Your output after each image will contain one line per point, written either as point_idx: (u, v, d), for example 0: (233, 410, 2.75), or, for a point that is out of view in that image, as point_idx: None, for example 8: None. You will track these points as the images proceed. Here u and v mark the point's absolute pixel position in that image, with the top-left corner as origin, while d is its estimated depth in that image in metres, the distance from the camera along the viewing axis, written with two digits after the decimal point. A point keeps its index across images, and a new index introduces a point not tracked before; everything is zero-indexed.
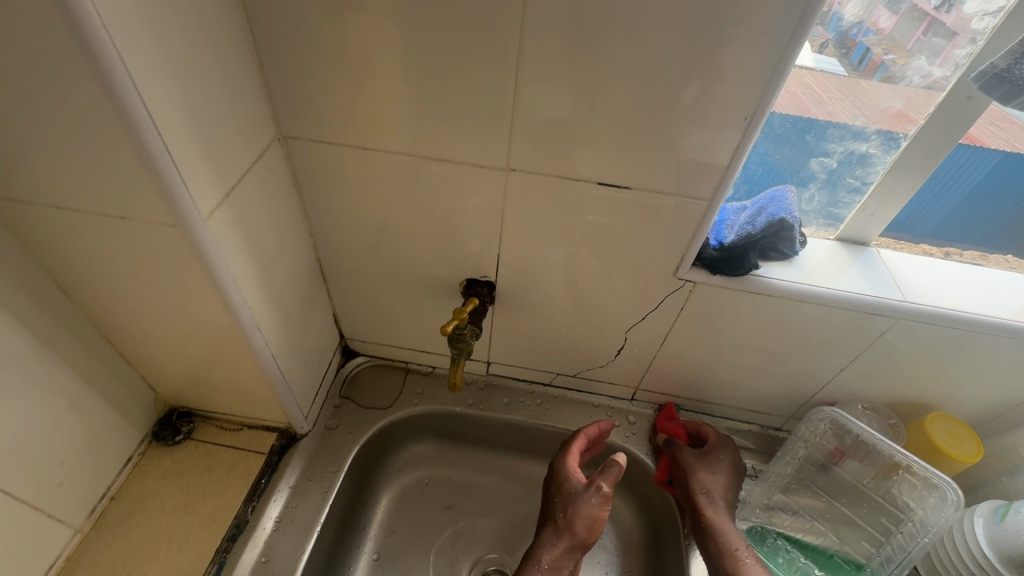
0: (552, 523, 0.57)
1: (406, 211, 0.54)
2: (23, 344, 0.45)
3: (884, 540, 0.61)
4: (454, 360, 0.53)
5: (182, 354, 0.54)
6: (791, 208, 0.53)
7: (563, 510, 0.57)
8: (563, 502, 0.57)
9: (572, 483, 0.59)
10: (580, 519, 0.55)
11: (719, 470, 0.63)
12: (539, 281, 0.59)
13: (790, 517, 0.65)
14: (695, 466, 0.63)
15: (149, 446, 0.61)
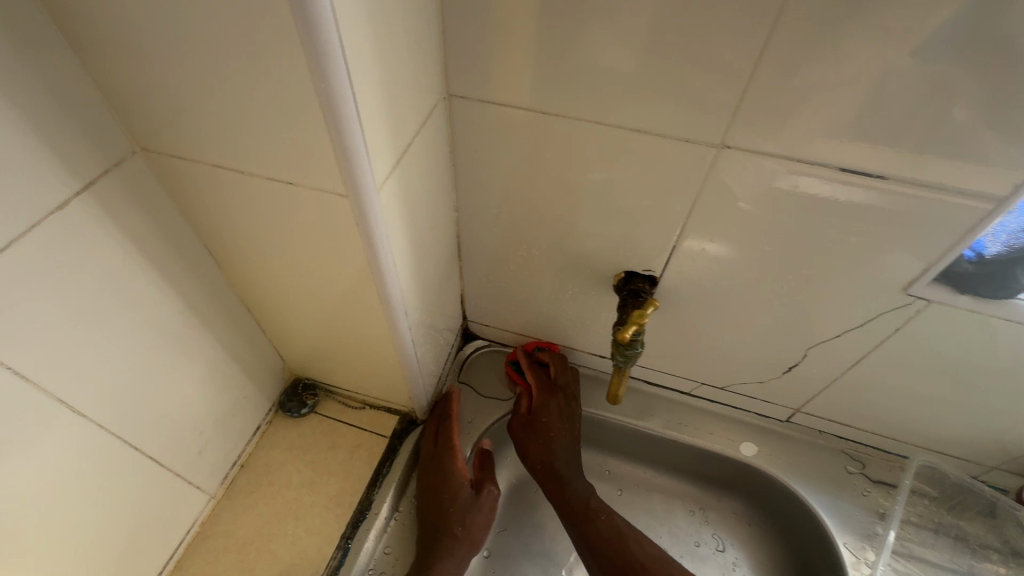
0: (449, 533, 0.52)
1: (571, 190, 0.47)
2: (173, 310, 0.42)
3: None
4: (617, 369, 0.46)
5: (321, 328, 0.51)
6: None
7: (463, 523, 0.53)
8: (458, 514, 0.53)
9: (457, 487, 0.54)
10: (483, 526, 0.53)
11: (553, 431, 0.59)
12: (713, 281, 0.50)
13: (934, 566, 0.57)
14: (551, 421, 0.60)
15: (276, 415, 0.60)
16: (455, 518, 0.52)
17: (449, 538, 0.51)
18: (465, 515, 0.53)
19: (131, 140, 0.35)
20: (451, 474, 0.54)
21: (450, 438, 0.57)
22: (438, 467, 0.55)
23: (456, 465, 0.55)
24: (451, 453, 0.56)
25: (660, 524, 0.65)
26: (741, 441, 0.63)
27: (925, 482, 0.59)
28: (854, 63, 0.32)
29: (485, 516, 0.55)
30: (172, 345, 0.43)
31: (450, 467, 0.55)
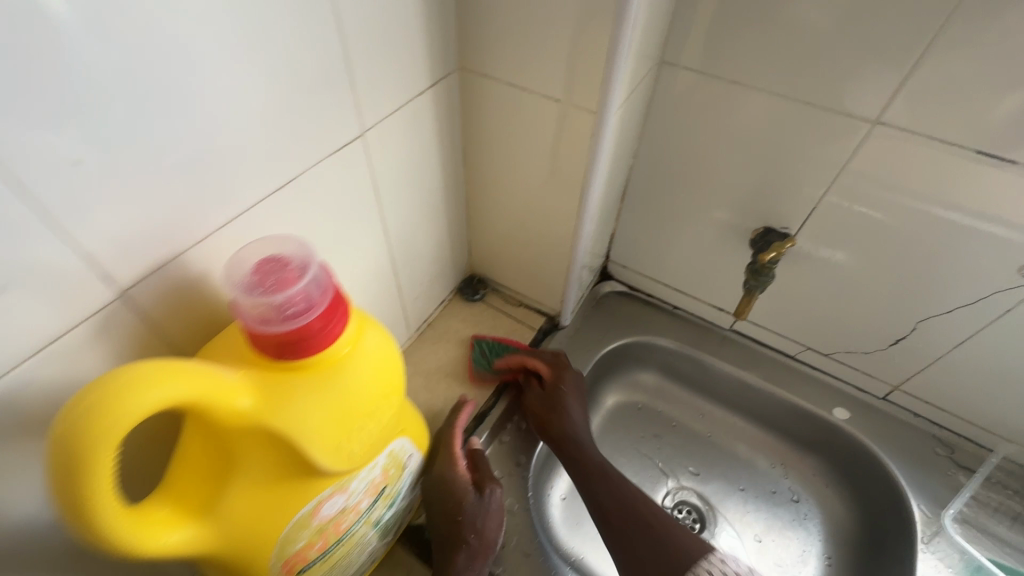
0: (464, 545, 0.52)
1: (736, 150, 0.59)
2: (436, 187, 0.61)
3: None
4: (749, 289, 0.61)
5: (518, 227, 0.68)
6: None
7: (475, 530, 0.52)
8: (469, 523, 0.52)
9: (460, 494, 0.53)
10: (492, 533, 0.53)
11: (573, 401, 0.64)
12: (842, 245, 0.59)
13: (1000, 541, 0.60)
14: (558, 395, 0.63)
15: (455, 296, 0.78)
16: (466, 527, 0.52)
17: (464, 537, 0.52)
18: (475, 520, 0.53)
19: (458, 59, 0.53)
20: (448, 483, 0.53)
21: (449, 458, 0.55)
22: (433, 475, 0.55)
23: (452, 477, 0.54)
24: (445, 464, 0.55)
25: (740, 466, 0.76)
26: (834, 405, 0.71)
27: (1007, 473, 0.63)
28: (1006, 63, 0.42)
29: (494, 517, 0.54)
30: (428, 215, 0.62)
31: (451, 478, 0.54)
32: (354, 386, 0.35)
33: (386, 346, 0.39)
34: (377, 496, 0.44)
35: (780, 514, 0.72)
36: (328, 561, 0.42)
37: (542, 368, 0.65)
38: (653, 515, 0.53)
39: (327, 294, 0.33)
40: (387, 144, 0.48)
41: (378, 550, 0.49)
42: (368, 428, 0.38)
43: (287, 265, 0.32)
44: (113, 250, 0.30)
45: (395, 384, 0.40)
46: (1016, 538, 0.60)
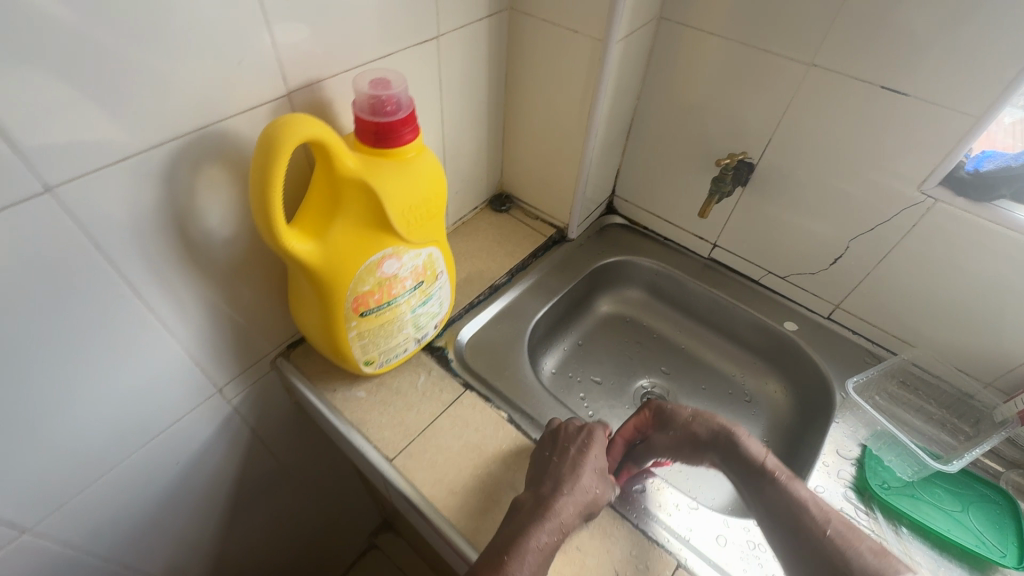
0: (558, 475, 0.58)
1: (713, 91, 0.76)
2: (483, 102, 0.81)
3: (943, 442, 0.72)
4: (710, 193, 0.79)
5: (541, 146, 0.87)
6: None
7: (573, 461, 0.59)
8: (575, 460, 0.59)
9: (580, 483, 0.57)
10: (589, 480, 0.58)
11: (681, 411, 0.69)
12: (792, 172, 0.76)
13: (887, 408, 0.75)
14: (670, 417, 0.69)
15: (487, 207, 0.97)
16: (565, 458, 0.59)
17: (566, 516, 0.54)
18: (575, 457, 0.59)
19: (509, 1, 0.73)
20: (572, 470, 0.58)
21: (577, 452, 0.60)
22: (558, 460, 0.59)
23: (580, 466, 0.59)
24: (575, 453, 0.60)
25: (705, 371, 0.92)
26: (786, 320, 0.86)
27: (906, 372, 0.77)
28: (893, 15, 0.58)
29: (595, 464, 0.60)
30: (475, 124, 0.81)
31: (575, 467, 0.58)
32: (417, 176, 0.54)
33: (439, 164, 0.58)
34: (418, 284, 0.63)
35: (733, 408, 0.87)
36: (379, 319, 0.61)
37: (637, 420, 0.70)
38: (813, 515, 0.56)
39: (409, 108, 0.52)
40: (453, 50, 0.68)
41: (410, 342, 0.68)
42: (420, 214, 0.57)
43: (387, 85, 0.51)
44: (290, 60, 0.51)
45: (440, 194, 0.58)
46: (901, 413, 0.75)
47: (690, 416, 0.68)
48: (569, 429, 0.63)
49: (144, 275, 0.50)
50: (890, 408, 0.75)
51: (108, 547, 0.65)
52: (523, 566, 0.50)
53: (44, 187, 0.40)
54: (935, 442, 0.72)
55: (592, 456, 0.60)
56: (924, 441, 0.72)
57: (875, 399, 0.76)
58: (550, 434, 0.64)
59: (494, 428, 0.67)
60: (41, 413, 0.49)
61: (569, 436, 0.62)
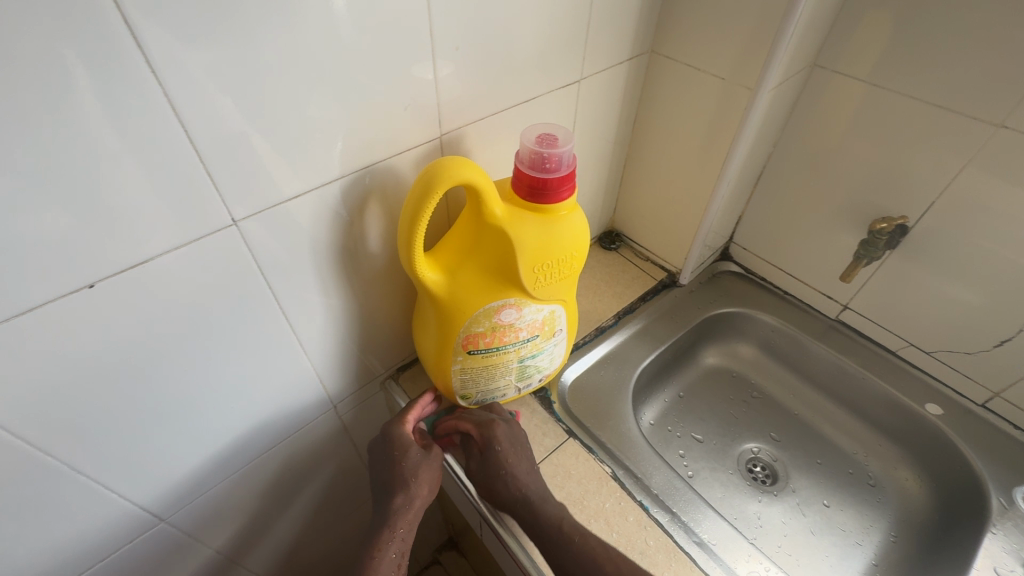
0: (401, 492, 0.58)
1: (866, 145, 0.70)
2: (607, 143, 0.79)
3: None
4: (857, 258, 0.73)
5: (661, 188, 0.84)
6: None
7: (413, 477, 0.58)
8: (399, 471, 0.59)
9: (412, 483, 0.58)
10: (424, 481, 0.59)
11: (506, 460, 0.59)
12: (957, 241, 0.67)
13: None
14: (492, 472, 0.58)
15: (594, 243, 0.95)
16: (405, 474, 0.58)
17: (402, 516, 0.57)
18: (416, 469, 0.59)
19: (650, 43, 0.72)
20: (408, 477, 0.58)
21: (404, 460, 0.59)
22: (391, 464, 0.59)
23: (411, 478, 0.58)
24: (409, 462, 0.59)
25: (821, 444, 0.84)
26: (928, 401, 0.76)
27: None
28: None
29: (431, 469, 0.60)
30: (595, 162, 0.80)
31: (411, 478, 0.58)
32: (559, 235, 0.52)
33: (586, 226, 0.55)
34: (534, 335, 0.61)
35: (853, 491, 0.79)
36: (485, 360, 0.60)
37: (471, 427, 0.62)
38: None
39: (570, 167, 0.51)
40: (590, 93, 0.68)
41: (512, 388, 0.66)
42: (551, 272, 0.55)
43: (554, 142, 0.50)
44: (445, 104, 0.53)
45: (579, 255, 0.56)
46: None
47: (516, 471, 0.58)
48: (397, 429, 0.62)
49: (291, 299, 0.54)
50: None
51: (219, 540, 0.70)
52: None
53: (232, 221, 0.44)
54: None
55: (410, 446, 0.60)
56: None
57: None
58: (380, 437, 0.63)
59: (596, 481, 0.64)
60: (192, 419, 0.54)
61: (397, 437, 0.61)
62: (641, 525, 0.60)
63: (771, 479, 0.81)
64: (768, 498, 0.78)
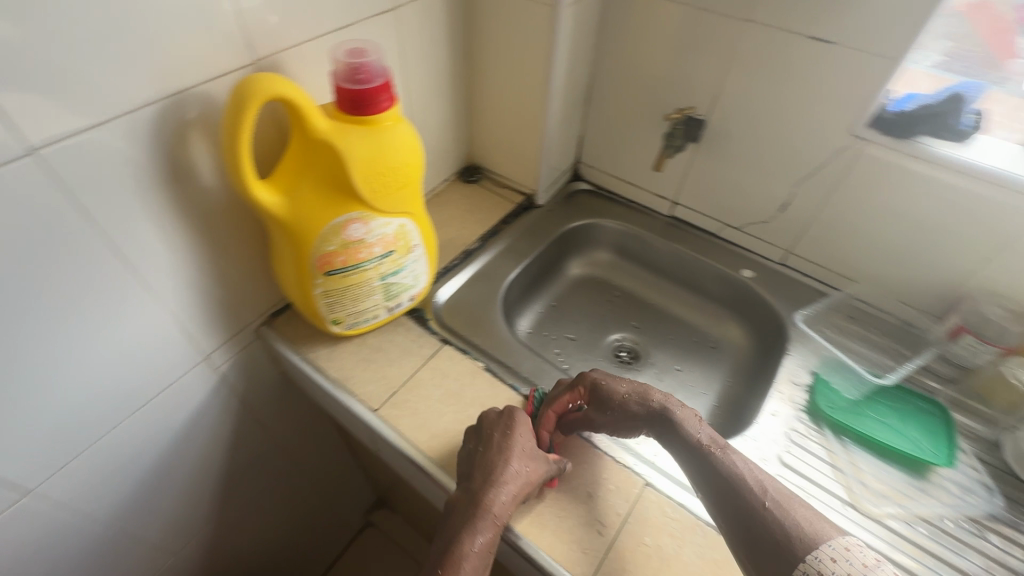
0: (500, 475, 0.56)
1: (660, 52, 0.81)
2: (445, 74, 0.84)
3: (882, 361, 0.78)
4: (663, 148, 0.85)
5: (503, 116, 0.90)
6: (974, 94, 0.67)
7: (513, 459, 0.57)
8: (503, 452, 0.57)
9: (512, 469, 0.56)
10: (523, 466, 0.57)
11: (619, 387, 0.62)
12: (738, 126, 0.81)
13: (836, 337, 0.81)
14: (619, 402, 0.61)
15: (457, 178, 1.01)
16: (505, 457, 0.57)
17: (500, 508, 0.54)
18: (514, 451, 0.58)
19: None
20: (511, 466, 0.57)
21: (501, 436, 0.59)
22: (501, 447, 0.58)
23: (515, 459, 0.57)
24: (511, 444, 0.58)
25: (672, 323, 0.98)
26: (742, 268, 0.91)
27: (851, 306, 0.84)
28: None
29: (534, 454, 0.59)
30: (438, 96, 0.85)
31: (511, 462, 0.57)
32: (386, 145, 0.57)
33: (414, 137, 0.60)
34: (389, 251, 0.65)
35: (699, 355, 0.93)
36: (346, 281, 0.64)
37: (569, 396, 0.64)
38: (749, 486, 0.51)
39: (383, 78, 0.55)
40: (411, 21, 0.72)
41: (382, 308, 0.71)
42: (388, 182, 0.59)
43: (362, 54, 0.54)
44: (253, 30, 0.54)
45: (413, 165, 0.61)
46: (842, 339, 0.81)
47: (629, 392, 0.62)
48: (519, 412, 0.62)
49: (125, 238, 0.53)
50: (840, 337, 0.81)
51: (106, 513, 0.68)
52: (466, 566, 0.51)
53: (27, 149, 0.43)
54: (875, 363, 0.78)
55: (525, 439, 0.59)
56: (869, 361, 0.78)
57: (828, 332, 0.81)
58: (497, 419, 0.61)
59: (471, 375, 0.71)
60: (34, 375, 0.52)
61: (520, 422, 0.61)
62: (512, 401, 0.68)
63: (634, 358, 0.93)
64: (632, 373, 0.90)
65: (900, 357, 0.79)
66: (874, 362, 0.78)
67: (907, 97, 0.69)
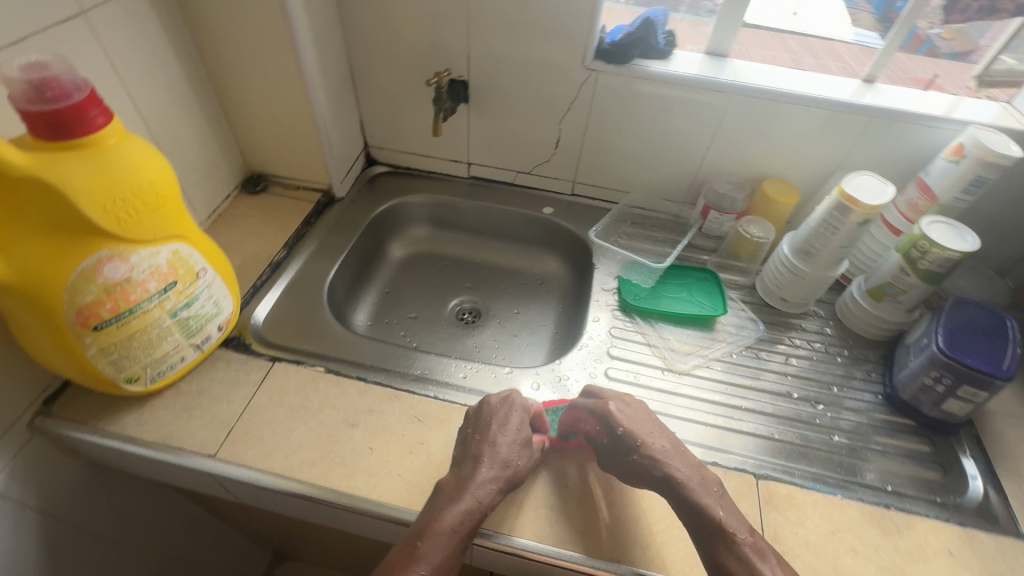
0: (483, 466, 0.56)
1: (405, 22, 0.83)
2: (182, 82, 0.75)
3: (663, 250, 0.94)
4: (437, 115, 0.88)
5: (267, 115, 0.85)
6: (660, 18, 0.83)
7: (501, 445, 0.58)
8: (490, 437, 0.58)
9: (498, 456, 0.57)
10: (510, 455, 0.58)
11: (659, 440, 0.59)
12: (497, 80, 0.87)
13: (623, 242, 0.95)
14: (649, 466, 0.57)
15: (241, 192, 0.93)
16: (488, 446, 0.57)
17: (482, 492, 0.54)
18: (500, 438, 0.58)
19: None
20: (501, 451, 0.57)
21: (498, 425, 0.59)
22: (495, 431, 0.59)
23: (500, 442, 0.58)
24: (506, 435, 0.59)
25: (502, 274, 1.04)
26: (543, 207, 1.00)
27: (629, 213, 0.99)
28: None
29: (516, 449, 0.58)
30: (182, 106, 0.76)
31: (501, 453, 0.57)
32: (116, 165, 0.50)
33: (149, 150, 0.54)
34: (169, 285, 0.58)
35: (532, 294, 1.01)
36: (125, 331, 0.55)
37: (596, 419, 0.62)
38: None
39: (85, 91, 0.48)
40: (110, 26, 0.62)
41: (186, 347, 0.63)
42: (134, 206, 0.52)
43: (43, 67, 0.46)
44: None
45: (160, 181, 0.54)
46: (629, 244, 0.95)
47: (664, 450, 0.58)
48: (518, 401, 0.62)
49: None
50: (626, 242, 0.96)
51: None
52: (439, 542, 0.51)
53: None
54: (658, 253, 0.94)
55: (515, 426, 0.60)
56: (653, 253, 0.94)
57: (617, 240, 0.96)
58: (493, 405, 0.61)
59: (312, 383, 0.68)
60: None
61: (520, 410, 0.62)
62: (363, 391, 0.67)
63: (477, 316, 0.97)
64: (479, 330, 0.95)
65: (673, 243, 0.96)
66: (657, 253, 0.94)
67: (615, 29, 0.83)
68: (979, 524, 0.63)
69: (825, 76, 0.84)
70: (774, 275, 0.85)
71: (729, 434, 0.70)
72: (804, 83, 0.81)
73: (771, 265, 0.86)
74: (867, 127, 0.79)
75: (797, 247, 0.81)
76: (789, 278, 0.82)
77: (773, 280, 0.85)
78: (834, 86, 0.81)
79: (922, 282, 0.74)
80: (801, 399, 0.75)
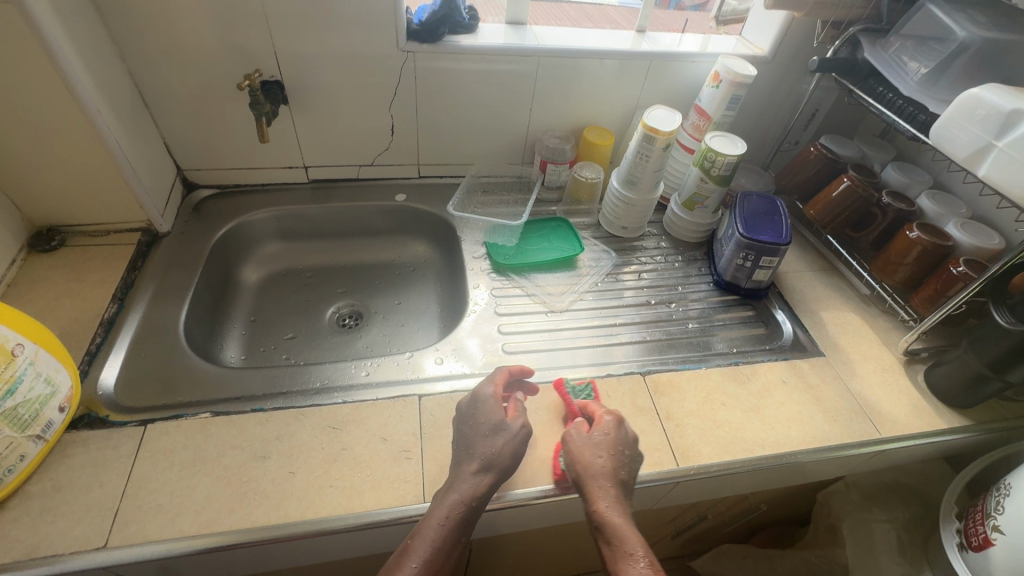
0: (462, 466, 0.58)
1: (192, 27, 0.75)
2: None
3: (518, 209, 1.02)
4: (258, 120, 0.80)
5: (41, 157, 0.71)
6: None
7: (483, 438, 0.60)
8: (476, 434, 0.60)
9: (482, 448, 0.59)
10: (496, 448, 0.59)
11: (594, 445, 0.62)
12: (313, 76, 0.84)
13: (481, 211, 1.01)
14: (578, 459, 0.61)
15: (30, 253, 0.77)
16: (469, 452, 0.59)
17: (466, 488, 0.56)
18: (485, 432, 0.60)
19: None
20: (479, 446, 0.59)
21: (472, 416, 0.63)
22: (472, 427, 0.61)
23: (488, 432, 0.60)
24: (484, 425, 0.61)
25: (371, 270, 1.02)
26: (395, 195, 1.01)
27: (478, 181, 1.03)
28: None
29: (506, 446, 0.60)
30: None
31: (479, 451, 0.59)
32: None
33: None
34: None
35: (407, 281, 1.02)
36: None
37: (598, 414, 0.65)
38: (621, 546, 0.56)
39: None
40: None
41: (23, 442, 0.53)
42: None
43: None
44: None
45: None
46: (487, 210, 1.01)
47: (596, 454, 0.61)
48: (486, 391, 0.64)
49: None
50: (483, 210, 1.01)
51: None
52: (425, 538, 0.54)
53: None
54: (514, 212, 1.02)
55: (485, 422, 0.61)
56: (510, 214, 1.01)
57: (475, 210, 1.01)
58: (471, 403, 0.64)
59: (201, 431, 0.61)
60: None
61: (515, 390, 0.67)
62: (263, 421, 0.63)
63: (359, 317, 0.95)
64: (364, 329, 0.93)
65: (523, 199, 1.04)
66: (514, 213, 1.01)
67: (419, 9, 0.85)
68: (795, 354, 0.83)
69: (608, 31, 0.97)
70: (611, 207, 0.98)
71: (613, 348, 0.81)
72: (593, 39, 0.92)
73: (608, 200, 0.98)
74: (650, 69, 0.94)
75: (623, 179, 0.93)
76: (623, 206, 0.95)
77: (611, 211, 0.98)
78: (616, 39, 0.94)
79: (718, 186, 0.92)
80: (657, 303, 0.89)
